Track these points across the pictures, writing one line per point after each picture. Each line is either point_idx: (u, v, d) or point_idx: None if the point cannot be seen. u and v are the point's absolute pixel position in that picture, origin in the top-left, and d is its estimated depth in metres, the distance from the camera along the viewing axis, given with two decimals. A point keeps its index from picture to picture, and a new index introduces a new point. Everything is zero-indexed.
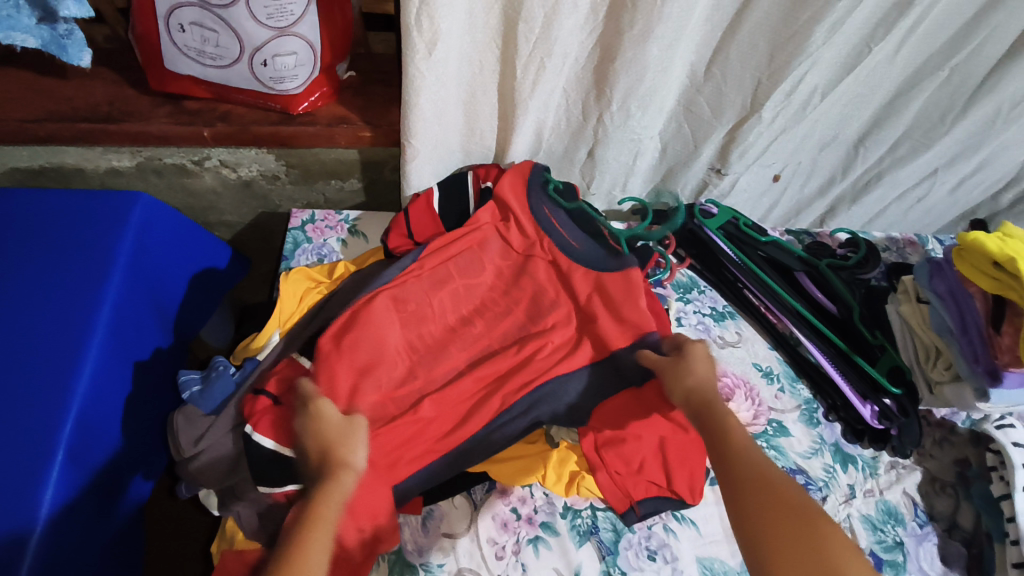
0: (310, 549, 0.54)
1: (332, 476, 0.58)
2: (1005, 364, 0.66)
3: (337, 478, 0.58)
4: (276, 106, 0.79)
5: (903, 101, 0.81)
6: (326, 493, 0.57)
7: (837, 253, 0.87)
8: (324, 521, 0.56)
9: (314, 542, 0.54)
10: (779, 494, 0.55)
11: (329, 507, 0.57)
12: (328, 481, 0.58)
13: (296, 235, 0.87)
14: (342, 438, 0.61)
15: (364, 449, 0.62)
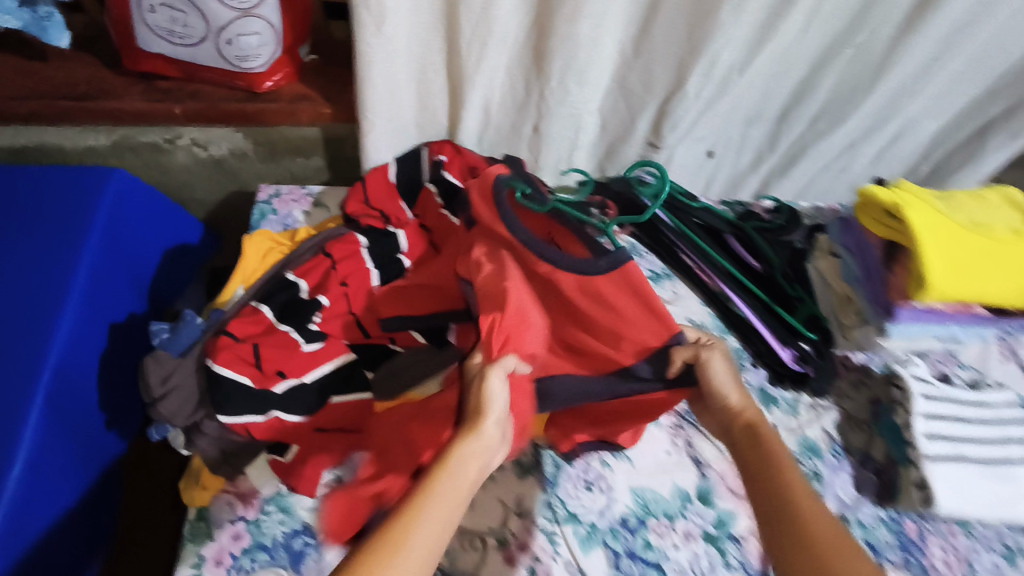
0: (437, 488, 0.53)
1: (471, 431, 0.59)
2: (897, 301, 0.73)
3: (474, 435, 0.59)
4: (241, 84, 0.86)
5: (817, 77, 0.88)
6: (462, 446, 0.58)
7: (762, 218, 0.95)
8: (454, 468, 0.56)
9: (442, 483, 0.54)
10: (831, 543, 0.53)
11: (462, 458, 0.57)
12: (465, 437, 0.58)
13: (263, 207, 0.93)
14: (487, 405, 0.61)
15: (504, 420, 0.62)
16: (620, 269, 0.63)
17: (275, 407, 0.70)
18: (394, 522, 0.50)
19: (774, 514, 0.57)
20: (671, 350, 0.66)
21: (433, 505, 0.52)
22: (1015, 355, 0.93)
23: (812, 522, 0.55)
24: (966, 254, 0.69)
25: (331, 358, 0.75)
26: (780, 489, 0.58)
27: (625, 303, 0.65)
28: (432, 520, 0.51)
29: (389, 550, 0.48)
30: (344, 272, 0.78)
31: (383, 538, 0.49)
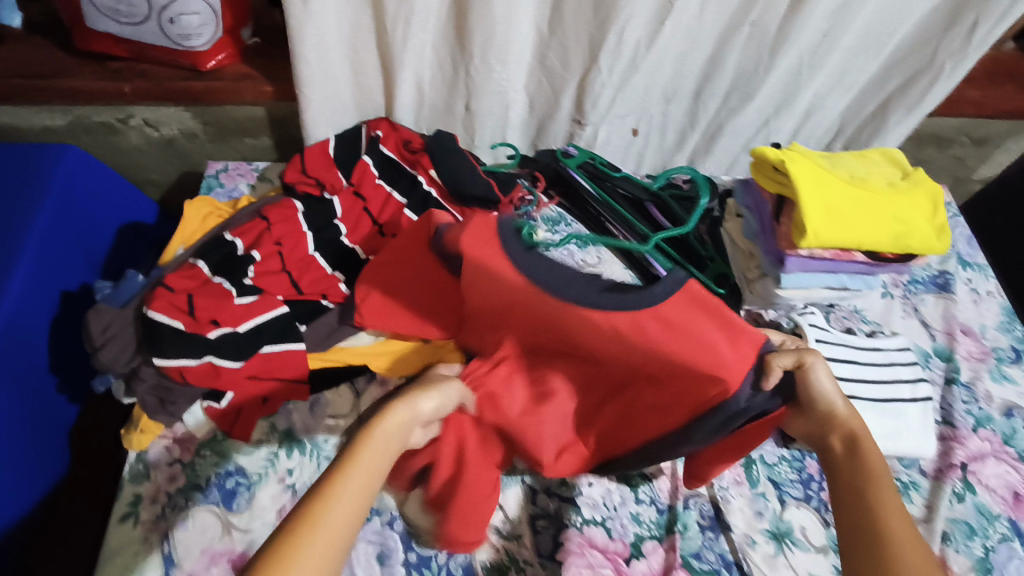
0: (366, 452, 0.50)
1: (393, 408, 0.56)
2: (785, 249, 0.80)
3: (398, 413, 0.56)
4: (186, 63, 0.92)
5: (721, 55, 0.96)
6: (391, 414, 0.55)
7: (681, 189, 1.03)
8: (385, 432, 0.53)
9: (371, 446, 0.51)
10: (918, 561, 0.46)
11: (394, 423, 0.54)
12: (393, 405, 0.56)
13: (210, 181, 0.99)
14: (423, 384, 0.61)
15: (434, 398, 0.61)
16: (684, 288, 0.54)
17: (208, 352, 0.74)
18: (328, 483, 0.46)
19: (858, 528, 0.50)
20: (768, 360, 0.55)
21: (363, 468, 0.49)
22: (917, 311, 1.01)
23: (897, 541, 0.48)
24: (840, 202, 0.76)
25: (267, 311, 0.79)
26: (870, 506, 0.51)
27: (703, 326, 0.54)
28: (360, 479, 0.48)
29: (320, 510, 0.44)
30: (278, 234, 0.85)
31: (318, 499, 0.45)
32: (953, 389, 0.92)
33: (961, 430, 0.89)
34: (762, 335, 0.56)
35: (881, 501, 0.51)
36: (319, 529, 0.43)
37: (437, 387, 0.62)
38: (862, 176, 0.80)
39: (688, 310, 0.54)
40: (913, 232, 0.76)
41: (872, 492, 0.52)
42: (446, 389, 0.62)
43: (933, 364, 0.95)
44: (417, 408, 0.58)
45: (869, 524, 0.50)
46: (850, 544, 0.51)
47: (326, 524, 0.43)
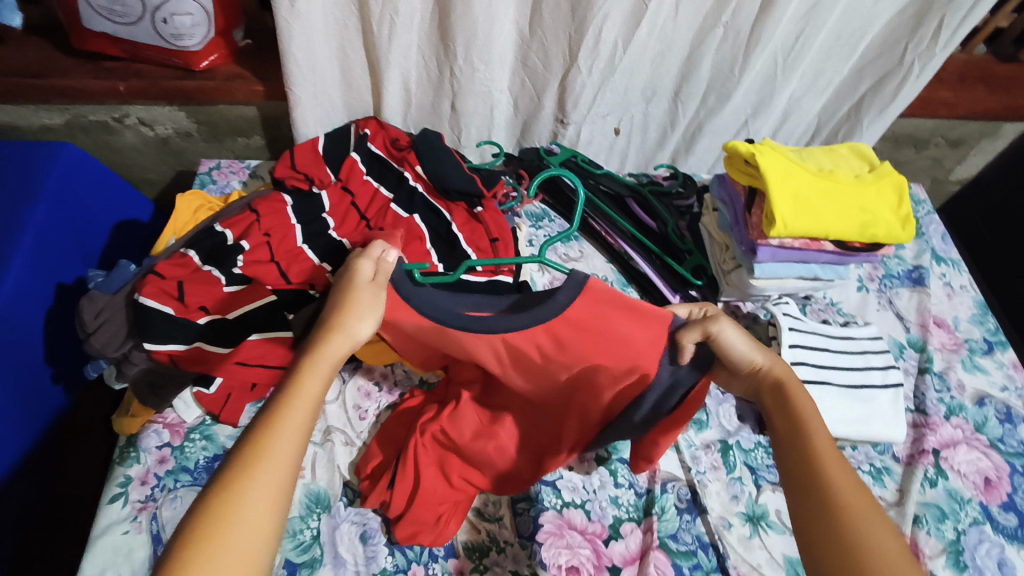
0: (309, 380, 0.52)
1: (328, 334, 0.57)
2: (756, 239, 0.83)
3: (334, 338, 0.57)
4: (179, 62, 0.95)
5: (698, 56, 1.00)
6: (328, 346, 0.56)
7: (662, 185, 1.06)
8: (326, 361, 0.54)
9: (313, 374, 0.53)
10: (852, 492, 0.48)
11: (332, 353, 0.55)
12: (328, 337, 0.56)
13: (203, 178, 1.02)
14: (354, 303, 0.60)
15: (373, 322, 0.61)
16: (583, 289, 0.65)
17: (199, 339, 0.78)
18: (277, 415, 0.48)
19: (792, 460, 0.52)
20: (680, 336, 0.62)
21: (307, 396, 0.50)
22: (892, 304, 1.03)
23: (834, 478, 0.49)
24: (808, 192, 0.79)
25: (252, 300, 0.83)
26: (801, 445, 0.52)
27: (616, 318, 0.66)
28: (306, 409, 0.50)
29: (269, 445, 0.46)
30: (268, 225, 0.86)
31: (263, 435, 0.46)
32: (925, 378, 0.95)
33: (933, 417, 0.91)
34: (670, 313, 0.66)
35: (812, 442, 0.52)
36: (267, 468, 0.45)
37: (369, 305, 0.61)
38: (829, 169, 0.84)
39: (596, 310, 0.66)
40: (878, 221, 0.80)
41: (803, 430, 0.53)
42: (375, 301, 0.62)
43: (906, 354, 0.98)
44: (353, 335, 0.58)
45: (800, 453, 0.52)
46: (794, 490, 0.51)
47: (272, 461, 0.45)
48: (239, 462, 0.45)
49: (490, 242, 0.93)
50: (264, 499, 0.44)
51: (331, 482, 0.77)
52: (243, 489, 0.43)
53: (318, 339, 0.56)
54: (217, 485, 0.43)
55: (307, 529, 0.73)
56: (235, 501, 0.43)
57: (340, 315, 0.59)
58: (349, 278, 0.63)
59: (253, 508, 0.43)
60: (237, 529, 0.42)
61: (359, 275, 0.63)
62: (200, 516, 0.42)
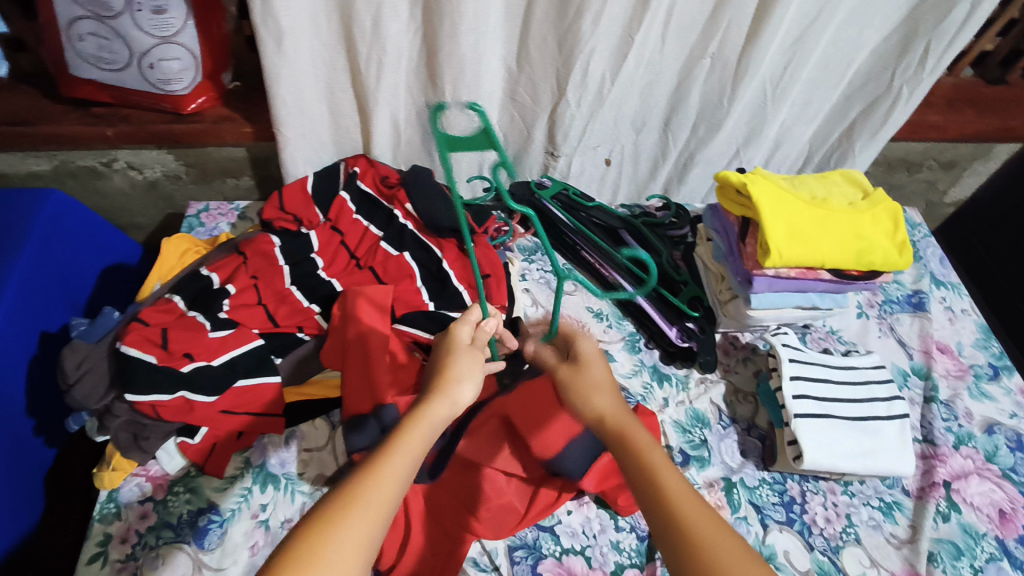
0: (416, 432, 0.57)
1: (433, 399, 0.61)
2: (751, 269, 0.81)
3: (439, 401, 0.61)
4: (167, 107, 0.95)
5: (686, 87, 1.00)
6: (431, 406, 0.60)
7: (655, 216, 1.06)
8: (431, 418, 0.59)
9: (421, 424, 0.58)
10: (702, 520, 0.49)
11: (437, 412, 0.60)
12: (434, 397, 0.61)
13: (191, 221, 1.01)
14: (457, 370, 0.65)
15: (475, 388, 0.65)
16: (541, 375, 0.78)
17: (182, 387, 0.74)
18: (375, 461, 0.52)
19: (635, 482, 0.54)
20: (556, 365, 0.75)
21: (407, 447, 0.55)
22: (893, 330, 1.01)
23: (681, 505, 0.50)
24: (800, 223, 0.78)
25: (240, 345, 0.79)
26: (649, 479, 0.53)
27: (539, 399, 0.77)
28: (404, 461, 0.54)
29: (373, 487, 0.50)
30: (254, 267, 0.86)
31: (368, 478, 0.51)
32: (932, 407, 0.92)
33: (942, 447, 0.88)
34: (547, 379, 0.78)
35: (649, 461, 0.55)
36: (370, 503, 0.49)
37: (470, 374, 0.66)
38: (821, 197, 0.83)
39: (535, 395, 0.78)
40: (875, 248, 0.78)
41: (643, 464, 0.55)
42: (475, 372, 0.66)
43: (911, 383, 0.95)
44: (456, 397, 0.62)
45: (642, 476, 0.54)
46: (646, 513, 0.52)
47: (371, 498, 0.49)
48: (340, 497, 0.48)
49: (482, 277, 0.91)
50: (357, 533, 0.47)
51: None
52: (342, 518, 0.47)
53: (424, 400, 0.61)
54: (313, 522, 0.47)
55: None
56: (335, 530, 0.46)
57: (443, 381, 0.64)
58: (454, 346, 0.69)
59: (348, 540, 0.46)
60: (334, 552, 0.45)
61: (457, 341, 0.70)
62: (298, 544, 0.45)
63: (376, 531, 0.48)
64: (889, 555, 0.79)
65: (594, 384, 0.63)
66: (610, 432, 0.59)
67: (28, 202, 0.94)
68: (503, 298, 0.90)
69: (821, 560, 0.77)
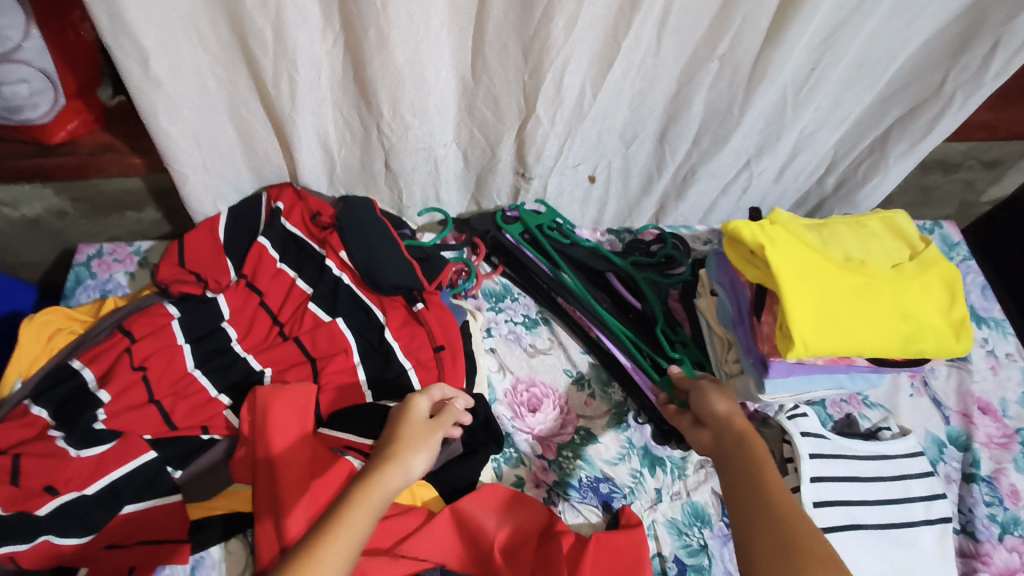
0: (359, 509, 0.51)
1: (384, 467, 0.54)
2: (768, 354, 0.65)
3: (390, 471, 0.54)
4: (28, 137, 0.75)
5: (687, 95, 0.80)
6: (382, 479, 0.53)
7: (648, 251, 0.88)
8: (376, 497, 0.52)
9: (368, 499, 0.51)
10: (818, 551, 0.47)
11: (387, 487, 0.53)
12: (385, 470, 0.54)
13: (80, 271, 0.82)
14: (411, 438, 0.58)
15: (432, 456, 0.58)
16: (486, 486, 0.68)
17: (44, 530, 0.58)
18: (310, 551, 0.47)
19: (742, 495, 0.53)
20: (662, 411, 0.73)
21: (350, 533, 0.49)
22: (928, 387, 0.86)
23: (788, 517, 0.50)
24: (833, 302, 0.61)
25: (123, 462, 0.63)
26: (754, 476, 0.54)
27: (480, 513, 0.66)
28: (339, 553, 0.48)
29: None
30: (143, 353, 0.68)
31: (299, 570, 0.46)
32: (972, 488, 0.78)
33: (984, 542, 0.74)
34: (489, 489, 0.68)
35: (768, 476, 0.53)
36: None
37: (428, 445, 0.58)
38: (857, 258, 0.65)
39: (481, 502, 0.67)
40: (925, 333, 0.61)
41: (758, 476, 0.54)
42: (434, 442, 0.59)
43: (948, 456, 0.80)
44: (409, 471, 0.55)
45: (751, 483, 0.54)
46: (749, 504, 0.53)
47: None
48: None
49: (434, 351, 0.73)
50: None
51: None
52: None
53: (374, 468, 0.54)
54: None
55: None
56: None
57: (397, 447, 0.57)
58: (408, 415, 0.61)
59: None
60: None
61: (416, 413, 0.61)
62: None
63: None
64: None
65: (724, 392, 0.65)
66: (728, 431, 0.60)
67: None
68: (460, 377, 0.73)
69: None
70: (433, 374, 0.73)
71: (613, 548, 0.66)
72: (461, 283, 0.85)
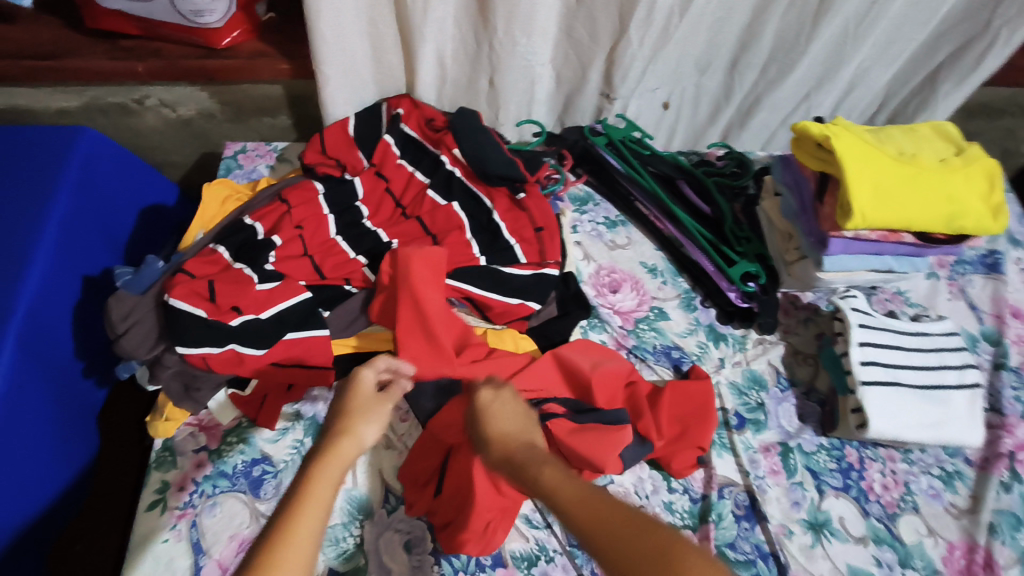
0: (319, 485, 0.55)
1: (334, 443, 0.60)
2: (829, 231, 0.77)
3: (342, 445, 0.60)
4: (199, 41, 0.89)
5: (759, 24, 0.92)
6: (337, 452, 0.59)
7: (715, 165, 1.00)
8: (337, 466, 0.58)
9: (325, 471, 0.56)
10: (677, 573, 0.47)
11: (341, 455, 0.59)
12: (337, 441, 0.60)
13: (229, 162, 0.97)
14: (360, 411, 0.65)
15: (385, 415, 0.66)
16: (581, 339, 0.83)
17: (230, 339, 0.73)
18: (286, 522, 0.51)
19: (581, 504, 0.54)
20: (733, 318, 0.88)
21: (313, 505, 0.53)
22: (964, 293, 0.96)
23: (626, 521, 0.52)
24: (889, 180, 0.72)
25: (287, 298, 0.77)
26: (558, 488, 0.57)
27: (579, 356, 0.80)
28: (309, 528, 0.51)
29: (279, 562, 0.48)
30: (299, 216, 0.83)
31: (279, 542, 0.50)
32: (1001, 375, 0.88)
33: (1010, 417, 0.85)
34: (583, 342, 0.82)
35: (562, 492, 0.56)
36: None
37: (376, 412, 0.65)
38: (910, 152, 0.76)
39: (579, 349, 0.81)
40: (967, 211, 0.72)
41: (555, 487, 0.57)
42: (382, 408, 0.66)
43: (980, 348, 0.90)
44: (362, 438, 0.62)
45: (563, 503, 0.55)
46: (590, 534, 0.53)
47: None
48: None
49: (534, 231, 0.86)
50: None
51: (372, 488, 0.76)
52: None
53: (327, 440, 0.60)
54: None
55: (349, 537, 0.72)
56: None
57: (349, 416, 0.64)
58: (355, 387, 0.67)
59: None
60: None
61: (363, 385, 0.67)
62: None
63: None
64: (948, 525, 0.78)
65: (493, 412, 0.68)
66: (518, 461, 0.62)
67: (57, 138, 0.91)
68: (557, 253, 0.85)
69: (877, 526, 0.77)
70: (534, 249, 0.85)
71: (683, 393, 0.79)
72: (554, 182, 0.96)
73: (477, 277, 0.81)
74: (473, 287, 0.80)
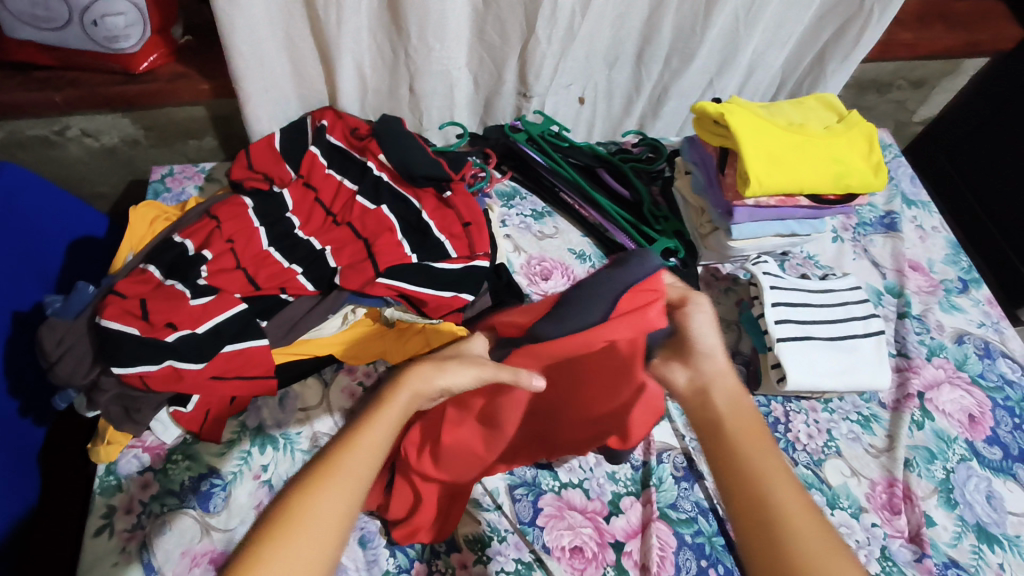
0: (394, 402, 0.54)
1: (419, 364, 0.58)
2: (732, 201, 0.83)
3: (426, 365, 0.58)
4: (117, 67, 0.90)
5: (657, 18, 0.98)
6: (417, 374, 0.57)
7: (631, 152, 1.06)
8: (415, 390, 0.56)
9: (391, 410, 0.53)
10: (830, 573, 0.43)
11: (421, 384, 0.56)
12: (418, 366, 0.58)
13: (156, 186, 0.98)
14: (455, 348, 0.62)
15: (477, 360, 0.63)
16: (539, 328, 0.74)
17: (168, 356, 0.73)
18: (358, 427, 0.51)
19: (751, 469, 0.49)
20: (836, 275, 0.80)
21: (385, 421, 0.52)
22: (867, 252, 1.03)
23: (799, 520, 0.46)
24: (781, 147, 0.78)
25: (222, 311, 0.78)
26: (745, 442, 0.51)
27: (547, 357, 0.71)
28: (381, 434, 0.51)
29: (344, 458, 0.48)
30: (229, 231, 0.85)
31: (346, 443, 0.49)
32: (906, 323, 0.95)
33: (915, 359, 0.92)
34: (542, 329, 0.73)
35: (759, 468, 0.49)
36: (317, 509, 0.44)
37: (469, 356, 0.61)
38: (798, 123, 0.83)
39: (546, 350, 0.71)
40: (852, 170, 0.79)
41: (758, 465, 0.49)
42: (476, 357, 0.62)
43: (885, 301, 0.98)
44: (444, 378, 0.57)
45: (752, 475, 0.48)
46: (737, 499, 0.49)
47: (327, 494, 0.45)
48: (290, 496, 0.45)
49: (462, 226, 0.90)
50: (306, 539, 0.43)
51: None
52: (289, 524, 0.43)
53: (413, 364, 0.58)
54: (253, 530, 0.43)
55: None
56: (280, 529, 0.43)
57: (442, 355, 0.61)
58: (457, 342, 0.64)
59: (304, 539, 0.43)
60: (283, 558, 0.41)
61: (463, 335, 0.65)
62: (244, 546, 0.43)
63: (321, 545, 0.43)
64: (868, 464, 0.84)
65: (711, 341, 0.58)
66: (718, 401, 0.54)
67: None
68: (485, 245, 0.88)
69: (805, 473, 0.82)
70: (464, 244, 0.89)
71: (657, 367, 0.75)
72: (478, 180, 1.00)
73: (408, 274, 0.84)
74: (406, 283, 0.83)
